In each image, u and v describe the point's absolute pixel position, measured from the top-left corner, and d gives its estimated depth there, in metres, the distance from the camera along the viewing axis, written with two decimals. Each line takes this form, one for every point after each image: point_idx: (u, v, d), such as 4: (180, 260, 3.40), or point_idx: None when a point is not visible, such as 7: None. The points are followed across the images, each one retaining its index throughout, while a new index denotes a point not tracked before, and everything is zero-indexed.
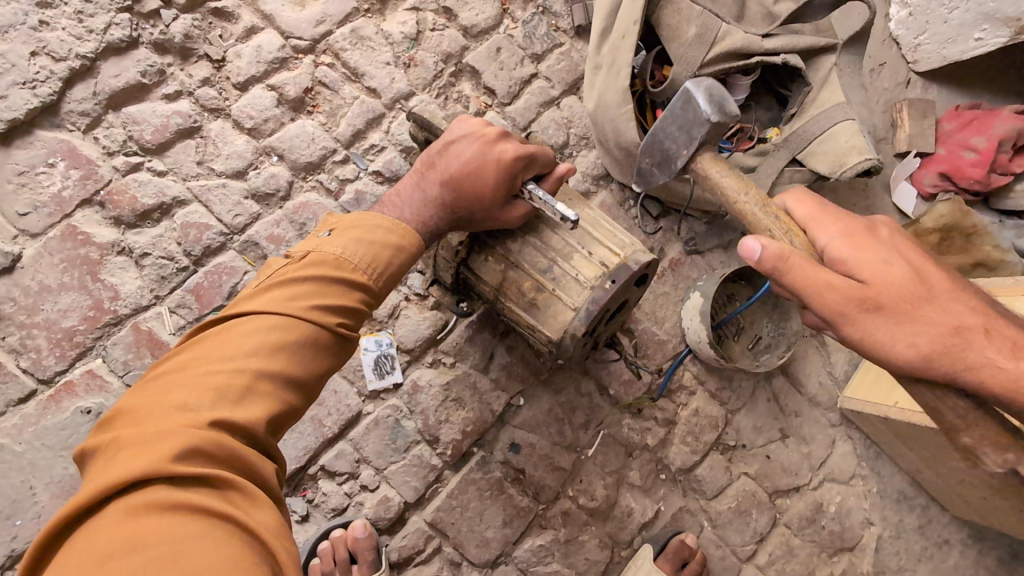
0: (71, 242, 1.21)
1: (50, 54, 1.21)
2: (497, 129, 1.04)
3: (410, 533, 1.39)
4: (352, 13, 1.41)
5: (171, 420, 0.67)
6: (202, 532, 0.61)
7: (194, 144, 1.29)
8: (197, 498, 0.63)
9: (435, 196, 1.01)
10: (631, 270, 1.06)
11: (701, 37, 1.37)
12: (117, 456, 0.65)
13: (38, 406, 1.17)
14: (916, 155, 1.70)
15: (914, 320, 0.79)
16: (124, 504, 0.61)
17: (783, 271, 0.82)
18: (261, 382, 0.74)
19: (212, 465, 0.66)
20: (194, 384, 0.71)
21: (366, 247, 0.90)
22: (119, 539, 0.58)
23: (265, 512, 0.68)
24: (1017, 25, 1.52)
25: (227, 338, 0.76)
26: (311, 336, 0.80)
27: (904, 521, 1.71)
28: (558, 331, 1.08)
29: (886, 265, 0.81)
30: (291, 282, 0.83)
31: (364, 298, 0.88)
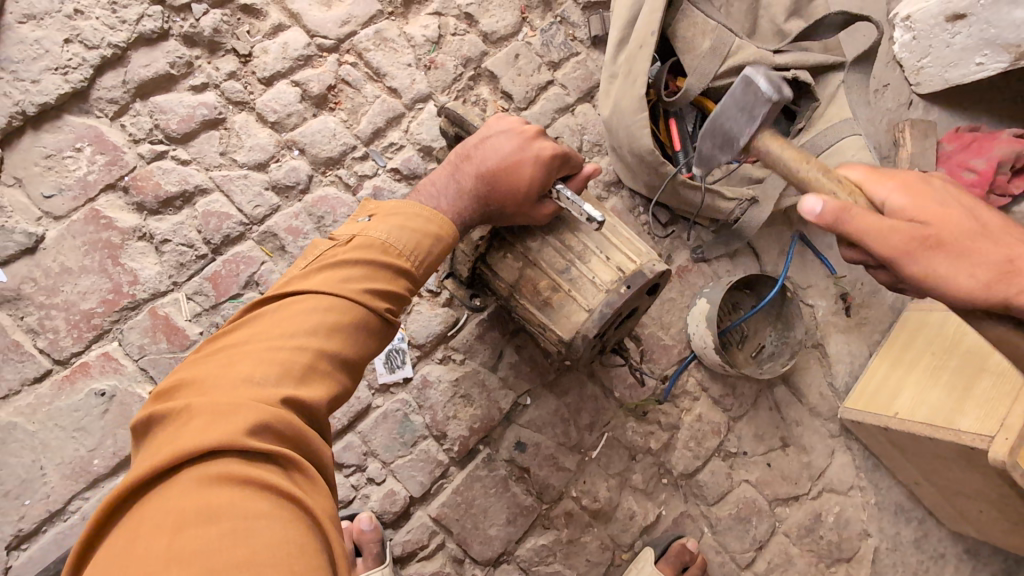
0: (93, 226, 1.23)
1: (83, 42, 1.23)
2: (535, 128, 1.09)
3: (414, 528, 1.40)
4: (377, 15, 1.44)
5: (240, 393, 0.69)
6: (272, 509, 0.62)
7: (218, 135, 1.31)
8: (265, 474, 0.65)
9: (470, 188, 1.03)
10: (646, 278, 1.09)
11: (715, 50, 1.42)
12: (185, 425, 0.66)
13: (53, 387, 1.18)
14: (918, 173, 1.74)
15: (981, 252, 0.87)
16: (195, 474, 0.63)
17: (847, 222, 0.85)
18: (320, 363, 0.77)
19: (278, 442, 0.68)
20: (259, 359, 0.73)
21: (409, 235, 0.93)
22: (193, 509, 0.60)
23: (322, 497, 0.70)
24: (1017, 51, 1.57)
25: (287, 316, 0.79)
26: (363, 321, 0.83)
27: (900, 533, 1.73)
28: (570, 331, 1.10)
29: (944, 208, 0.89)
30: (341, 264, 0.85)
31: (407, 285, 0.91)
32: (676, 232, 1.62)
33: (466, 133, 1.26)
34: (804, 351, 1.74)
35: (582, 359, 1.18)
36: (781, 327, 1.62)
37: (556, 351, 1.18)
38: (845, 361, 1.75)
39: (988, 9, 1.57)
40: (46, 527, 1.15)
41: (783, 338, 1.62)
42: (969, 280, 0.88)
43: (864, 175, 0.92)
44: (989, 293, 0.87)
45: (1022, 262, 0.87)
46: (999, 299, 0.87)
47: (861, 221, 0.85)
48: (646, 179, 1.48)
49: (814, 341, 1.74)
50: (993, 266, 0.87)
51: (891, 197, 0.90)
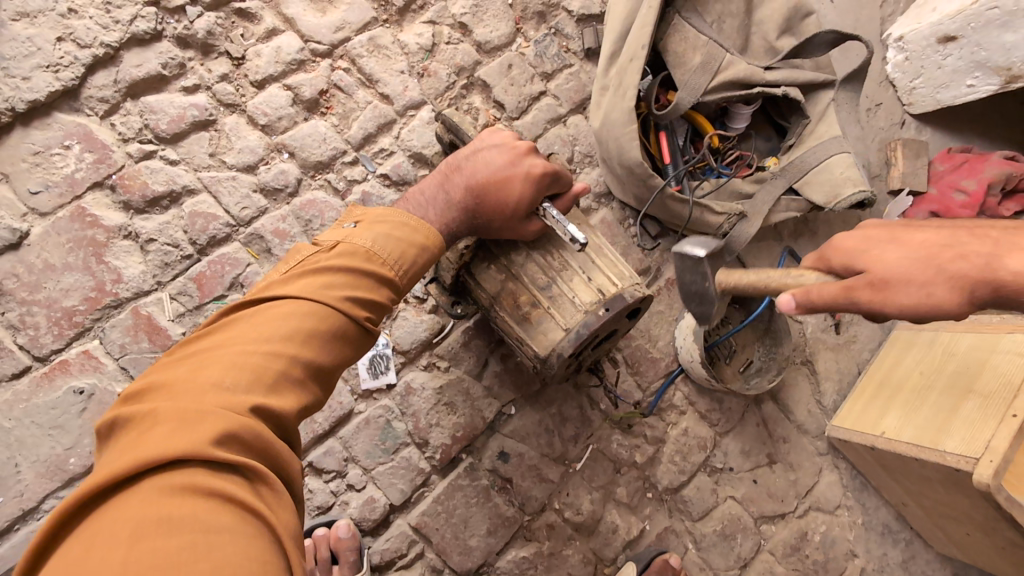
0: (79, 223, 1.22)
1: (76, 41, 1.24)
2: (527, 144, 1.09)
3: (393, 536, 1.38)
4: (371, 22, 1.45)
5: (209, 400, 0.68)
6: (232, 524, 0.61)
7: (208, 137, 1.32)
8: (228, 486, 0.63)
9: (458, 200, 1.03)
10: (626, 302, 1.08)
11: (705, 65, 1.43)
12: (151, 431, 0.65)
13: (31, 383, 1.17)
14: (909, 193, 1.76)
15: (910, 284, 0.85)
16: (157, 482, 0.61)
17: (811, 299, 0.90)
18: (293, 371, 0.76)
19: (244, 453, 0.67)
20: (230, 365, 0.72)
21: (394, 243, 0.93)
22: (152, 518, 0.58)
23: (286, 511, 0.69)
24: (1007, 74, 1.58)
25: (263, 321, 0.78)
26: (340, 329, 0.82)
27: (887, 555, 1.72)
28: (547, 349, 1.09)
29: (888, 251, 0.87)
30: (323, 270, 0.85)
31: (388, 293, 0.91)
32: (666, 244, 1.62)
33: (459, 140, 1.28)
34: (793, 368, 1.73)
35: (555, 375, 1.18)
36: (769, 343, 1.62)
37: (532, 366, 1.18)
38: (834, 379, 1.74)
39: (978, 32, 1.57)
40: (18, 526, 1.14)
41: (771, 354, 1.61)
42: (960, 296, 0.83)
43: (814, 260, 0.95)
44: (947, 311, 0.84)
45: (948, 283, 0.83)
46: (957, 312, 0.84)
47: (828, 291, 0.88)
48: (635, 191, 1.49)
49: (802, 357, 1.73)
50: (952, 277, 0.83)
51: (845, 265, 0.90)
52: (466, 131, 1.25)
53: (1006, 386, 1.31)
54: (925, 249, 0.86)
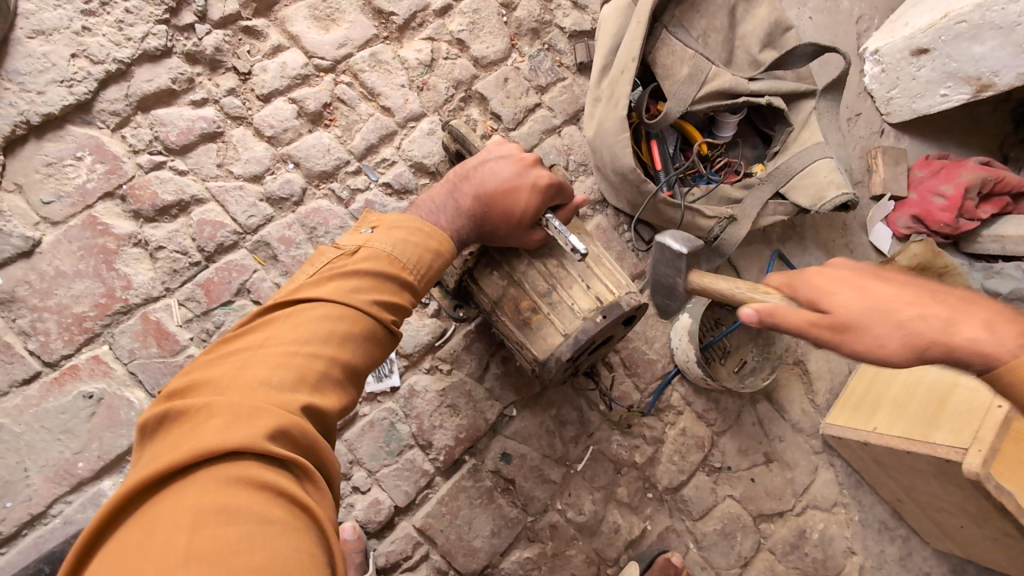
0: (90, 232, 1.26)
1: (89, 57, 1.28)
2: (533, 155, 1.14)
3: (399, 538, 1.40)
4: (373, 38, 1.52)
5: (260, 395, 0.69)
6: (284, 517, 0.62)
7: (216, 148, 1.36)
8: (280, 480, 0.65)
9: (468, 208, 1.07)
10: (622, 310, 1.12)
11: (693, 76, 1.50)
12: (204, 423, 0.66)
13: (41, 388, 1.19)
14: (891, 198, 1.83)
15: (883, 318, 0.80)
16: (213, 472, 0.62)
17: (781, 322, 0.87)
18: (332, 371, 0.78)
19: (292, 448, 0.68)
20: (275, 364, 0.74)
21: (412, 249, 0.95)
22: (211, 507, 0.59)
23: (327, 508, 0.70)
24: (978, 84, 1.68)
25: (301, 321, 0.79)
26: (371, 331, 0.84)
27: (885, 551, 1.75)
28: (545, 353, 1.13)
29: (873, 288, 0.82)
30: (350, 274, 0.87)
31: (409, 298, 0.93)
32: None
33: (465, 148, 1.34)
34: (786, 368, 1.77)
35: (555, 377, 1.22)
36: (762, 343, 1.66)
37: (531, 369, 1.21)
38: (825, 378, 1.78)
39: (948, 44, 1.67)
40: (26, 531, 1.14)
41: (765, 354, 1.65)
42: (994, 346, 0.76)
43: (779, 284, 0.91)
44: (906, 356, 0.79)
45: (918, 325, 0.78)
46: (917, 358, 0.79)
47: (792, 315, 0.86)
48: (629, 197, 1.54)
49: (794, 358, 1.77)
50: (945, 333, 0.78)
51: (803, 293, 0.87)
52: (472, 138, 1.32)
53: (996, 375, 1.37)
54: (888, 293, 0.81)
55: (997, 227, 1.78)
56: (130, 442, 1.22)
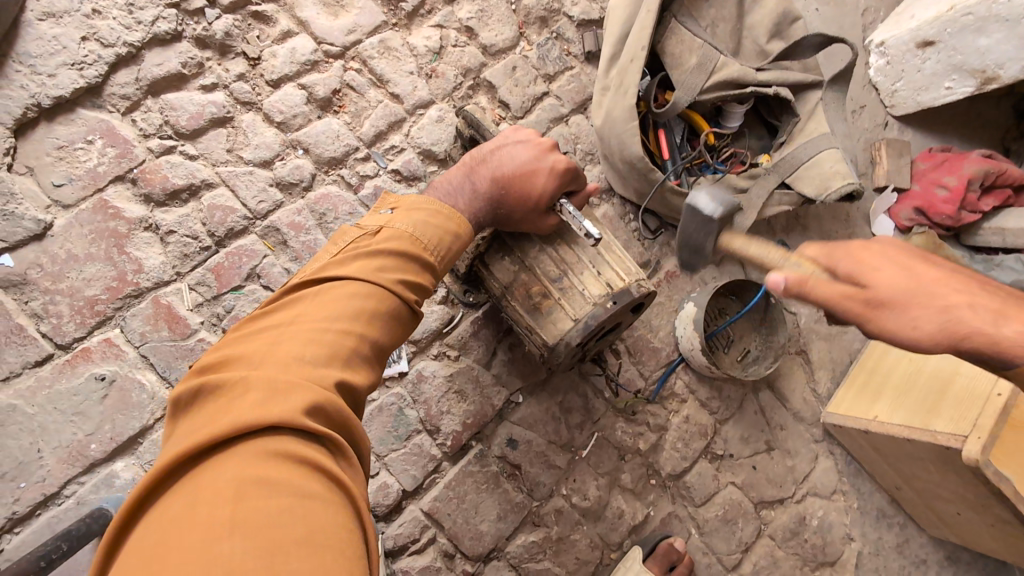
0: (102, 215, 1.26)
1: (100, 40, 1.28)
2: (551, 142, 1.14)
3: (406, 522, 1.41)
4: (382, 25, 1.52)
5: (293, 371, 0.70)
6: (321, 491, 0.63)
7: (226, 133, 1.36)
8: (315, 454, 0.65)
9: (484, 190, 1.07)
10: (632, 296, 1.13)
11: (701, 66, 1.51)
12: (239, 397, 0.67)
13: (54, 370, 1.20)
14: (894, 189, 1.87)
15: (918, 306, 0.82)
16: (250, 446, 0.63)
17: (808, 292, 0.88)
18: (361, 349, 0.78)
19: (325, 424, 0.69)
20: (306, 340, 0.74)
21: (432, 230, 0.95)
22: (251, 479, 0.60)
23: (359, 483, 0.71)
24: (982, 76, 1.69)
25: (328, 300, 0.80)
26: (396, 310, 0.85)
27: (882, 538, 1.78)
28: (555, 338, 1.14)
29: (886, 266, 0.85)
30: (375, 253, 0.87)
31: (430, 279, 0.93)
32: (665, 239, 1.68)
33: (478, 135, 1.35)
34: (789, 357, 1.79)
35: (563, 364, 1.23)
36: (765, 332, 1.68)
37: (540, 354, 1.22)
38: (827, 367, 1.81)
39: (954, 37, 1.68)
40: (39, 511, 1.16)
41: (768, 342, 1.68)
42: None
43: (815, 253, 0.91)
44: (934, 343, 0.82)
45: (964, 313, 0.80)
46: (948, 345, 0.81)
47: (824, 291, 0.87)
48: (636, 186, 1.55)
49: (796, 348, 1.79)
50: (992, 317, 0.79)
51: (841, 265, 0.88)
52: (483, 125, 1.33)
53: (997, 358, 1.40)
54: (919, 280, 0.83)
55: (998, 220, 1.82)
56: (142, 425, 1.23)
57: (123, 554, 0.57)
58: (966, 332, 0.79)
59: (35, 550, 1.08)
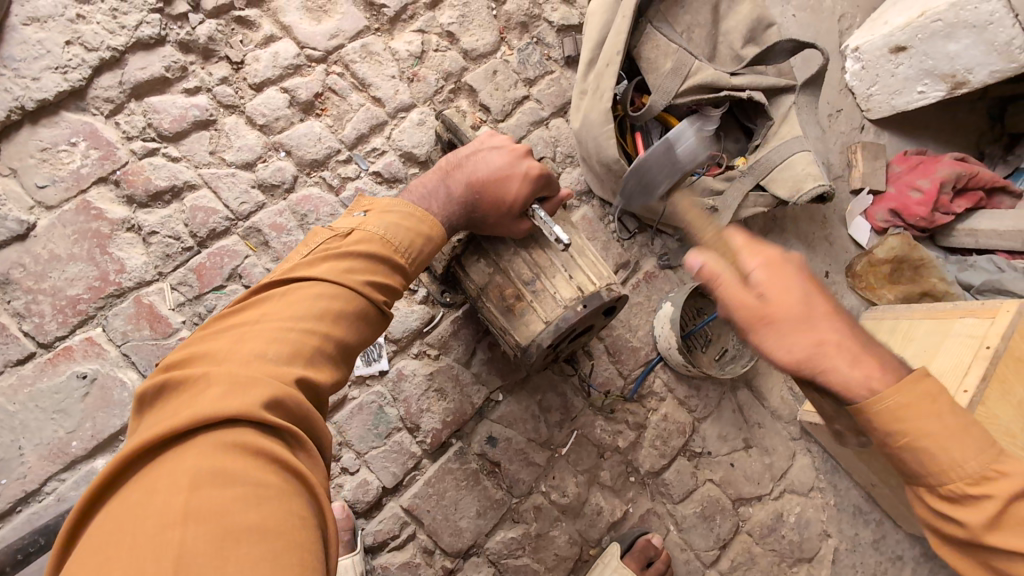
0: (84, 216, 1.28)
1: (83, 44, 1.30)
2: (526, 148, 1.17)
3: (386, 518, 1.43)
4: (364, 30, 1.54)
5: (255, 367, 0.72)
6: (278, 483, 0.65)
7: (209, 136, 1.39)
8: (275, 448, 0.67)
9: (459, 194, 1.09)
10: (602, 300, 1.15)
11: (676, 70, 1.54)
12: (201, 392, 0.69)
13: (35, 369, 1.22)
14: (870, 192, 1.91)
15: (798, 333, 0.86)
16: (209, 438, 0.65)
17: (717, 286, 0.92)
18: (325, 348, 0.80)
19: (286, 418, 0.71)
20: (271, 339, 0.76)
21: (404, 232, 0.98)
22: (210, 470, 0.62)
23: (319, 476, 0.73)
24: (952, 81, 1.73)
25: (295, 300, 0.82)
26: (364, 310, 0.87)
27: (859, 534, 1.81)
28: (528, 339, 1.16)
29: (790, 288, 0.88)
30: (345, 255, 0.90)
31: (399, 280, 0.96)
32: (643, 240, 1.71)
33: (459, 141, 1.38)
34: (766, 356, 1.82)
35: (536, 364, 1.25)
36: None
37: (513, 355, 1.25)
38: None
39: (925, 43, 1.72)
40: (20, 508, 1.17)
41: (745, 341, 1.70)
42: (870, 390, 0.84)
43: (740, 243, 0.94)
44: (794, 367, 0.86)
45: (831, 350, 0.85)
46: (807, 373, 0.86)
47: (728, 291, 0.91)
48: (613, 187, 1.58)
49: None
50: (855, 368, 0.85)
51: (753, 272, 0.91)
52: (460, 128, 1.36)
53: (958, 368, 1.43)
54: (812, 311, 0.87)
55: (971, 221, 1.86)
56: (123, 422, 1.25)
57: (84, 541, 0.59)
58: (823, 367, 0.85)
59: (14, 545, 1.13)
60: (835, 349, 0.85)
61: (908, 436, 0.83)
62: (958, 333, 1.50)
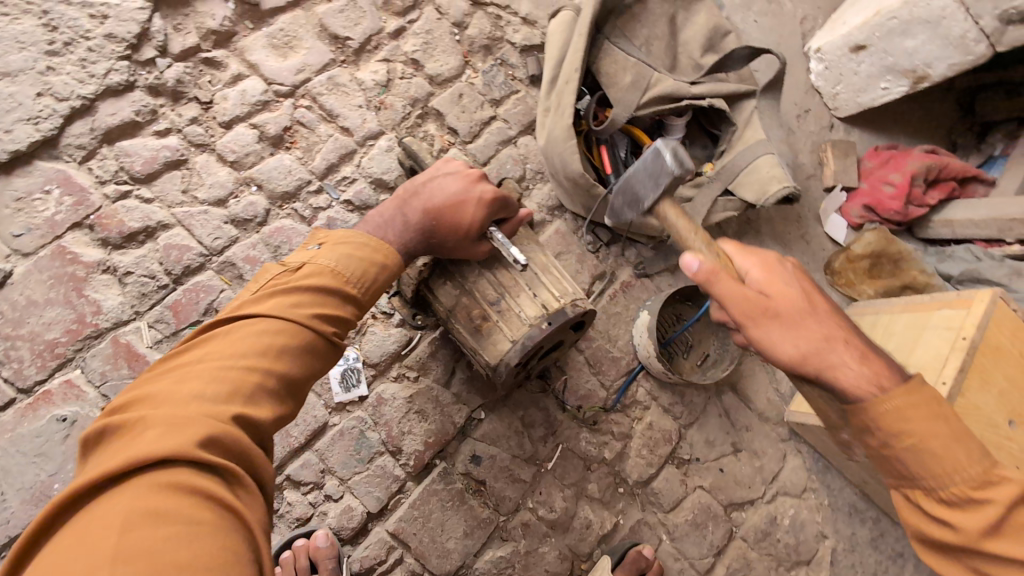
0: (60, 261, 1.31)
1: (54, 95, 1.35)
2: (481, 171, 1.18)
3: (372, 543, 1.44)
4: (330, 63, 1.58)
5: (194, 407, 0.74)
6: (212, 521, 0.67)
7: (180, 175, 1.42)
8: (210, 487, 0.69)
9: (416, 221, 1.11)
10: (567, 317, 1.17)
11: (636, 83, 1.57)
12: (139, 435, 0.71)
13: (16, 414, 1.24)
14: (842, 189, 1.92)
15: (800, 327, 0.92)
16: (145, 479, 0.67)
17: (714, 285, 0.96)
18: (268, 383, 0.82)
19: (223, 456, 0.73)
20: (211, 378, 0.78)
21: (355, 262, 1.00)
22: (142, 512, 0.64)
23: (258, 512, 0.75)
24: (914, 76, 1.75)
25: (239, 337, 0.84)
26: (310, 343, 0.89)
27: (856, 534, 1.79)
28: (496, 358, 1.18)
29: (789, 288, 0.96)
30: (293, 289, 0.92)
31: (351, 310, 0.98)
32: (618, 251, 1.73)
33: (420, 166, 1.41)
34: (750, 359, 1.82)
35: (507, 382, 1.27)
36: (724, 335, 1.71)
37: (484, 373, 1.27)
38: None
39: (883, 40, 1.74)
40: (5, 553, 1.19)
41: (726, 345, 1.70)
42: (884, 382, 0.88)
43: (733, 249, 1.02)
44: (798, 363, 0.92)
45: (834, 346, 0.91)
46: (812, 369, 0.92)
47: (727, 287, 0.95)
48: (582, 200, 1.60)
49: None
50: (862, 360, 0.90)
51: (750, 274, 0.99)
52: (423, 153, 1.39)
53: (936, 361, 1.41)
54: (812, 307, 0.94)
55: (946, 212, 1.87)
56: None
57: None
58: (825, 362, 0.91)
59: None
60: (841, 345, 0.91)
61: (911, 435, 0.85)
62: (935, 325, 1.48)
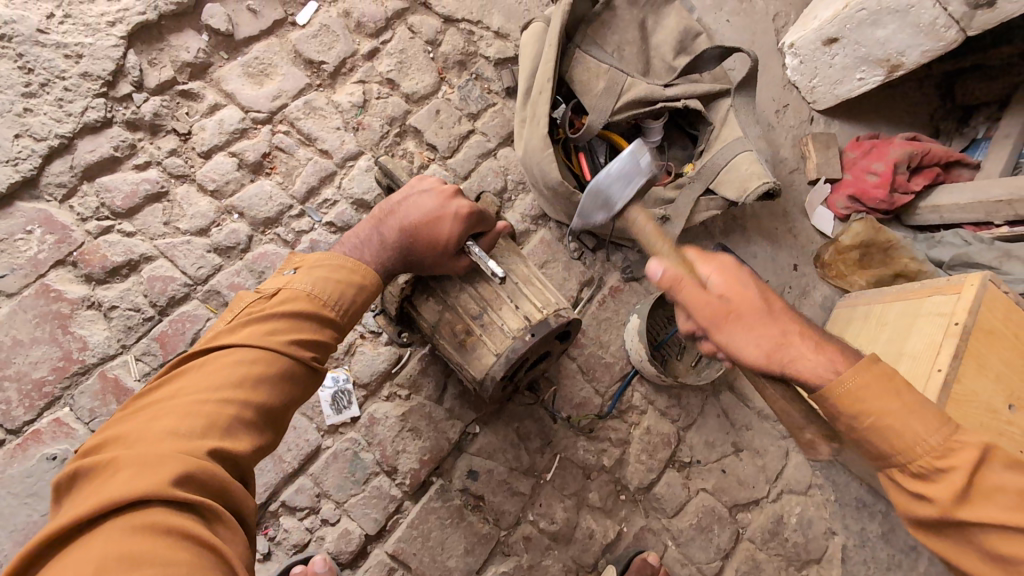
0: (44, 299, 1.31)
1: (32, 135, 1.36)
2: (456, 186, 1.17)
3: (372, 566, 1.42)
4: (306, 88, 1.59)
5: (167, 445, 0.74)
6: (191, 558, 0.67)
7: (161, 207, 1.43)
8: (187, 525, 0.69)
9: (392, 240, 1.10)
10: (550, 328, 1.17)
11: (609, 89, 1.58)
12: (112, 476, 0.71)
13: (5, 456, 1.24)
14: (826, 180, 1.92)
15: (758, 329, 0.89)
16: (119, 522, 0.67)
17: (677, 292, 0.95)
18: (245, 415, 0.82)
19: (198, 492, 0.72)
20: (184, 413, 0.78)
21: (332, 284, 0.99)
22: (116, 556, 0.64)
23: (238, 545, 0.75)
24: (887, 65, 1.76)
25: (213, 369, 0.84)
26: (288, 371, 0.89)
27: (866, 529, 1.76)
28: (481, 372, 1.19)
29: (746, 288, 0.91)
30: (269, 316, 0.92)
31: (330, 334, 0.98)
32: (605, 256, 1.73)
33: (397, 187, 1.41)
34: None
35: (495, 395, 1.27)
36: None
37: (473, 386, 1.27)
38: None
39: (854, 32, 1.75)
40: None
41: None
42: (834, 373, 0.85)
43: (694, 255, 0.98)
44: (764, 364, 0.89)
45: (793, 343, 0.88)
46: (775, 369, 0.89)
47: (690, 295, 0.93)
48: (563, 207, 1.60)
49: None
50: (820, 353, 0.87)
51: (707, 275, 0.95)
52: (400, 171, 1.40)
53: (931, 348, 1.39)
54: (771, 309, 0.90)
55: (933, 198, 1.86)
56: None
57: None
58: (788, 359, 0.87)
59: None
60: (797, 343, 0.88)
61: (871, 418, 0.82)
62: (929, 311, 1.46)
